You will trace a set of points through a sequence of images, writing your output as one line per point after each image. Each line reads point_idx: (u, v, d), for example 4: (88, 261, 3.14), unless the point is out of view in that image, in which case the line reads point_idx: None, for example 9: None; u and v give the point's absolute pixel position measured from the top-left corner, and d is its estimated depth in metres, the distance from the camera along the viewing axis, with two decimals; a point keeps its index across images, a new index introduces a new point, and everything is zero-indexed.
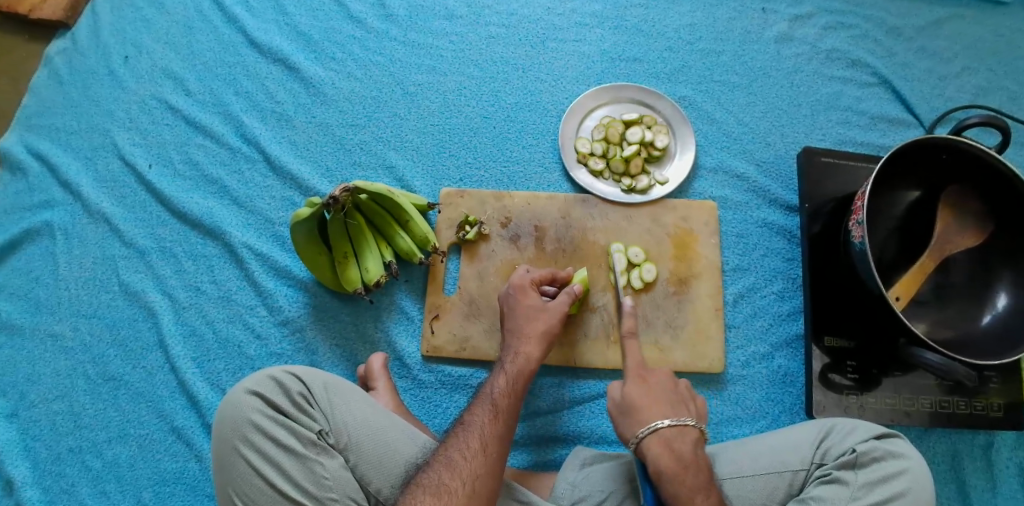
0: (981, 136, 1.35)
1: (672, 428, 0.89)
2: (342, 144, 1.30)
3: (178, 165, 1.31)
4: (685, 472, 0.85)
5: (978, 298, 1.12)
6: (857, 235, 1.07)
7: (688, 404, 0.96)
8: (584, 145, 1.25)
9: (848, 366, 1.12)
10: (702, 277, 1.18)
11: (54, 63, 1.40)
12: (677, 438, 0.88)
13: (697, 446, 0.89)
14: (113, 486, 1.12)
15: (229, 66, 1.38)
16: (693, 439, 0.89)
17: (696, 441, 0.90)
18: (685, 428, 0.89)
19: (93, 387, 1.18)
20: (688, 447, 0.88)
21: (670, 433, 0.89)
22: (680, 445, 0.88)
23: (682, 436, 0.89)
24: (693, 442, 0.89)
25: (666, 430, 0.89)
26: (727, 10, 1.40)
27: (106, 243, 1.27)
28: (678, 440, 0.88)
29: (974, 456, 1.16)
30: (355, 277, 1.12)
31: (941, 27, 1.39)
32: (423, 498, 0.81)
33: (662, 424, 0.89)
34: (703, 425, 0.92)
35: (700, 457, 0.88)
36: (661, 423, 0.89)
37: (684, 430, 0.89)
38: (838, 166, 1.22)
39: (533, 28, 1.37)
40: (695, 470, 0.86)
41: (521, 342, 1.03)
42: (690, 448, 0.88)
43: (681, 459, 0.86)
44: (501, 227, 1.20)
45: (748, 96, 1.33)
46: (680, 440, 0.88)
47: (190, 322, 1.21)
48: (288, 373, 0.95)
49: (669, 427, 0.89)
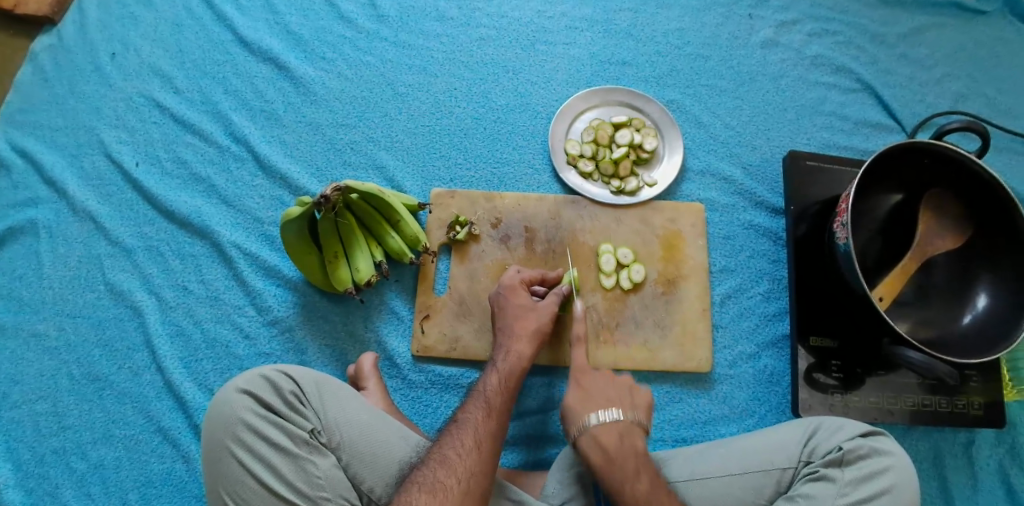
0: (961, 141, 1.38)
1: (601, 425, 0.92)
2: (333, 144, 1.30)
3: (166, 163, 1.30)
4: (612, 468, 0.89)
5: (958, 297, 1.14)
6: (842, 236, 1.09)
7: (626, 395, 0.98)
8: (573, 147, 1.26)
9: (833, 366, 1.14)
10: (690, 278, 1.20)
11: (40, 60, 1.39)
12: (604, 432, 0.92)
13: (626, 435, 0.92)
14: (97, 487, 1.11)
15: (218, 65, 1.37)
16: (623, 429, 0.93)
17: (627, 430, 0.93)
18: (613, 422, 0.93)
19: (77, 387, 1.17)
20: (614, 437, 0.92)
21: (597, 430, 0.92)
22: (606, 438, 0.92)
23: (610, 428, 0.92)
24: (622, 432, 0.93)
25: (595, 428, 0.92)
26: (714, 16, 1.42)
27: (92, 242, 1.26)
28: (606, 432, 0.92)
29: (954, 454, 1.19)
30: (346, 277, 1.12)
31: (922, 34, 1.43)
32: (419, 494, 0.81)
33: (592, 422, 0.93)
34: (634, 416, 0.94)
35: (628, 445, 0.91)
36: (590, 421, 0.93)
37: (611, 424, 0.93)
38: (822, 169, 1.24)
39: (523, 31, 1.38)
40: (621, 461, 0.89)
41: (512, 341, 1.03)
42: (617, 438, 0.92)
43: (606, 454, 0.90)
44: (491, 228, 1.21)
45: (734, 100, 1.35)
46: (606, 432, 0.92)
47: (177, 322, 1.20)
48: (279, 372, 0.94)
49: (598, 425, 0.93)
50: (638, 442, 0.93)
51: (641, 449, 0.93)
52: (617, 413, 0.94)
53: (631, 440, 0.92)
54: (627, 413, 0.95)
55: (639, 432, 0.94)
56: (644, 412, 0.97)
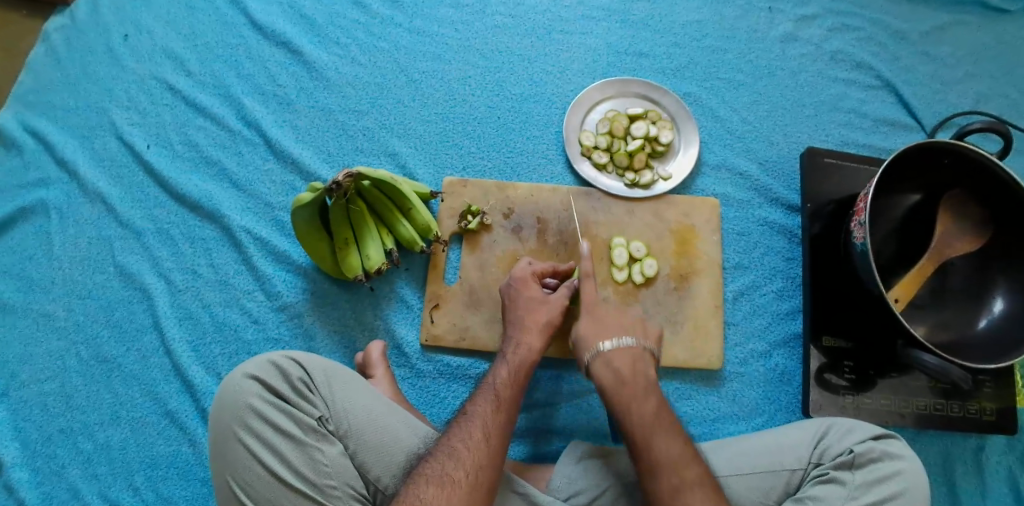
0: (982, 142, 1.36)
1: (614, 349, 0.96)
2: (345, 130, 1.29)
3: (177, 146, 1.30)
4: (622, 385, 0.94)
5: (975, 302, 1.13)
6: (859, 236, 1.08)
7: (638, 325, 1.01)
8: (588, 138, 1.25)
9: (846, 366, 1.13)
10: (703, 274, 1.19)
11: (52, 39, 1.38)
12: (617, 356, 0.96)
13: (637, 361, 0.96)
14: (104, 469, 1.11)
15: (231, 48, 1.36)
16: (635, 356, 0.97)
17: (639, 356, 0.97)
18: (626, 346, 0.97)
19: (86, 368, 1.17)
20: (627, 361, 0.96)
21: (609, 353, 0.97)
22: (618, 361, 0.96)
23: (623, 354, 0.96)
24: (634, 358, 0.97)
25: (608, 351, 0.97)
26: (734, 9, 1.39)
27: (103, 224, 1.25)
28: (618, 357, 0.96)
29: (964, 459, 1.17)
30: (356, 264, 1.11)
31: (944, 32, 1.40)
32: (426, 487, 0.80)
33: (604, 347, 0.97)
34: (648, 342, 0.99)
35: (639, 370, 0.96)
36: (603, 346, 0.97)
37: (625, 350, 0.97)
38: (840, 167, 1.22)
39: (539, 19, 1.37)
40: (631, 382, 0.94)
41: (522, 333, 1.02)
42: (629, 362, 0.96)
43: (616, 375, 0.95)
44: (503, 218, 1.19)
45: (752, 95, 1.33)
46: (620, 356, 0.96)
47: (186, 305, 1.19)
48: (288, 358, 0.94)
49: (611, 348, 0.97)
50: (648, 369, 0.97)
51: (650, 376, 0.97)
52: (630, 340, 0.98)
53: (643, 366, 0.96)
54: (640, 339, 0.99)
55: (650, 360, 0.98)
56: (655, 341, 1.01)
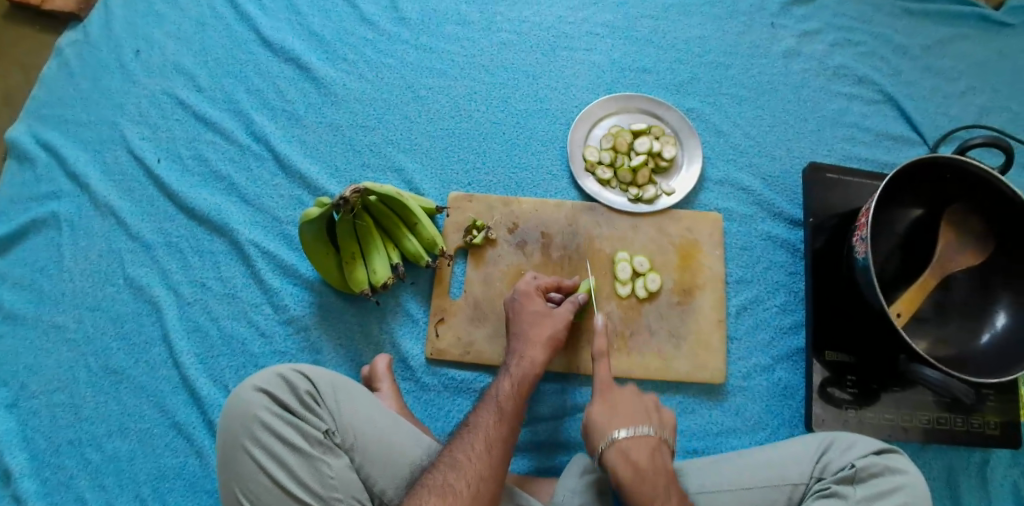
0: (984, 156, 1.36)
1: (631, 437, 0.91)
2: (352, 145, 1.30)
3: (186, 160, 1.32)
4: (644, 482, 0.87)
5: (977, 316, 1.13)
6: (861, 251, 1.08)
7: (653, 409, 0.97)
8: (592, 154, 1.26)
9: (848, 381, 1.13)
10: (706, 288, 1.19)
11: (65, 54, 1.41)
12: (635, 447, 0.90)
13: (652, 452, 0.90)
14: (111, 479, 1.13)
15: (240, 64, 1.38)
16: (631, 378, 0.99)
17: (657, 446, 0.91)
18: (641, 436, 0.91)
19: (95, 380, 1.19)
20: (646, 452, 0.90)
21: (626, 443, 0.90)
22: (636, 455, 0.90)
23: (640, 445, 0.90)
24: (653, 448, 0.91)
25: (624, 440, 0.91)
26: (737, 24, 1.41)
27: (113, 236, 1.27)
28: (636, 448, 0.90)
29: (968, 472, 1.18)
30: (362, 277, 1.12)
31: (946, 47, 1.41)
32: (429, 497, 0.82)
33: (619, 436, 0.91)
34: (666, 432, 0.93)
35: (659, 462, 0.90)
36: (619, 435, 0.91)
37: (641, 440, 0.91)
38: (843, 182, 1.23)
39: (545, 36, 1.38)
40: (652, 478, 0.88)
41: (526, 347, 1.04)
42: (648, 454, 0.90)
43: (636, 469, 0.88)
44: (508, 233, 1.21)
45: (755, 110, 1.35)
46: (638, 448, 0.90)
47: (194, 318, 1.21)
48: (295, 371, 0.95)
49: (627, 437, 0.91)
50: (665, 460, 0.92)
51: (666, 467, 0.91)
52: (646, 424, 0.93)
53: (662, 457, 0.91)
54: (656, 428, 0.93)
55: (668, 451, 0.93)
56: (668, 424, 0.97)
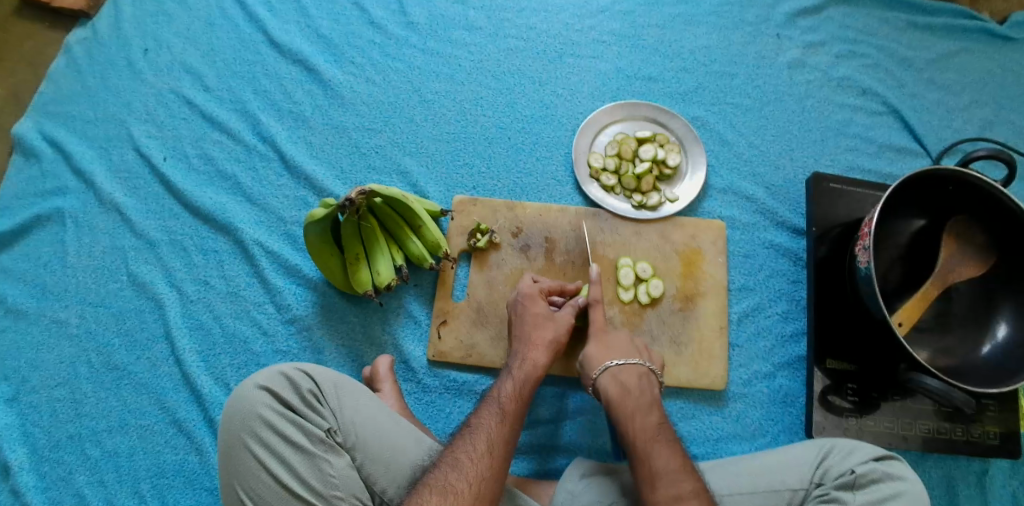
0: (987, 169, 1.37)
1: (623, 368, 0.99)
2: (357, 147, 1.31)
3: (192, 159, 1.33)
4: (629, 399, 0.96)
5: (979, 328, 1.14)
6: (864, 260, 1.09)
7: (640, 347, 1.06)
8: (596, 160, 1.26)
9: (849, 389, 1.13)
10: (708, 295, 1.20)
11: (73, 52, 1.42)
12: (625, 372, 0.99)
13: (642, 380, 0.99)
14: (111, 475, 1.13)
15: (248, 64, 1.39)
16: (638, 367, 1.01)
17: (645, 375, 1.00)
18: (630, 366, 0.99)
19: (96, 375, 1.19)
20: (635, 378, 0.99)
21: (617, 368, 0.99)
22: (625, 377, 0.99)
23: (630, 370, 0.99)
24: (642, 374, 1.00)
25: (615, 368, 0.99)
26: (742, 35, 1.42)
27: (118, 233, 1.28)
28: (626, 372, 0.99)
29: (968, 483, 1.18)
30: (366, 279, 1.12)
31: (950, 60, 1.42)
32: (431, 497, 0.82)
33: (611, 363, 1.00)
34: (654, 364, 1.02)
35: (646, 387, 0.98)
36: (611, 362, 1.00)
37: (631, 367, 1.00)
38: (846, 192, 1.23)
39: (551, 42, 1.39)
40: (638, 397, 0.96)
41: (528, 349, 1.04)
42: (636, 380, 0.99)
43: (624, 390, 0.97)
44: (512, 237, 1.21)
45: (759, 119, 1.35)
46: (628, 373, 0.99)
47: (197, 315, 1.22)
48: (298, 370, 0.96)
49: (619, 365, 1.00)
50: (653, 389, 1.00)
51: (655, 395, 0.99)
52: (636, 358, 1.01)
53: (649, 384, 0.99)
54: (646, 361, 1.03)
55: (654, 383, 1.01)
56: (658, 366, 1.05)
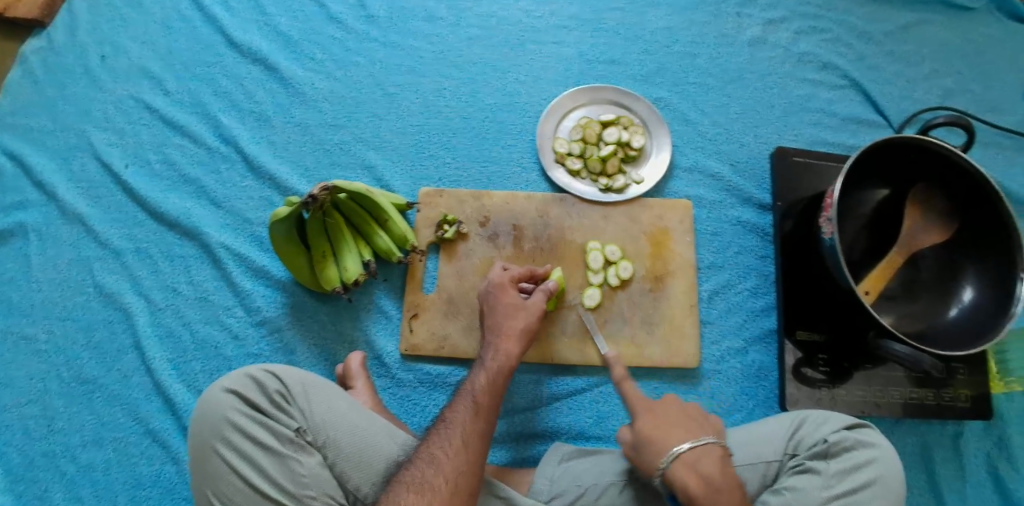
0: (949, 137, 1.39)
1: (699, 454, 0.88)
2: (321, 144, 1.30)
3: (155, 165, 1.31)
4: (718, 494, 0.85)
5: (945, 293, 1.15)
6: (828, 231, 1.10)
7: (699, 420, 0.95)
8: (561, 145, 1.26)
9: (820, 359, 1.14)
10: (677, 275, 1.20)
11: (28, 62, 1.39)
12: (703, 458, 0.88)
13: (722, 466, 0.88)
14: (87, 490, 1.11)
15: (207, 66, 1.37)
16: (693, 425, 0.93)
17: (721, 457, 0.90)
18: (705, 448, 0.89)
19: (67, 390, 1.17)
20: (714, 465, 0.88)
21: (693, 455, 0.88)
22: (706, 464, 0.88)
23: (707, 456, 0.88)
24: (719, 459, 0.89)
25: (687, 453, 0.88)
26: (703, 15, 1.42)
27: (82, 244, 1.26)
28: (703, 460, 0.88)
29: (943, 446, 1.20)
30: (333, 276, 1.12)
31: (909, 32, 1.43)
32: (407, 494, 0.82)
33: (683, 449, 0.88)
34: (724, 440, 0.92)
35: (729, 475, 0.88)
36: (683, 448, 0.89)
37: (707, 452, 0.89)
38: (809, 165, 1.24)
39: (512, 30, 1.39)
40: (726, 491, 0.85)
41: (500, 340, 1.03)
42: (716, 466, 0.88)
43: (709, 483, 0.86)
44: (479, 227, 1.21)
45: (722, 98, 1.36)
46: (706, 460, 0.88)
47: (166, 323, 1.20)
48: (265, 371, 0.94)
49: (691, 450, 0.89)
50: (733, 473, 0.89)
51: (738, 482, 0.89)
52: (707, 441, 0.91)
53: (730, 469, 0.89)
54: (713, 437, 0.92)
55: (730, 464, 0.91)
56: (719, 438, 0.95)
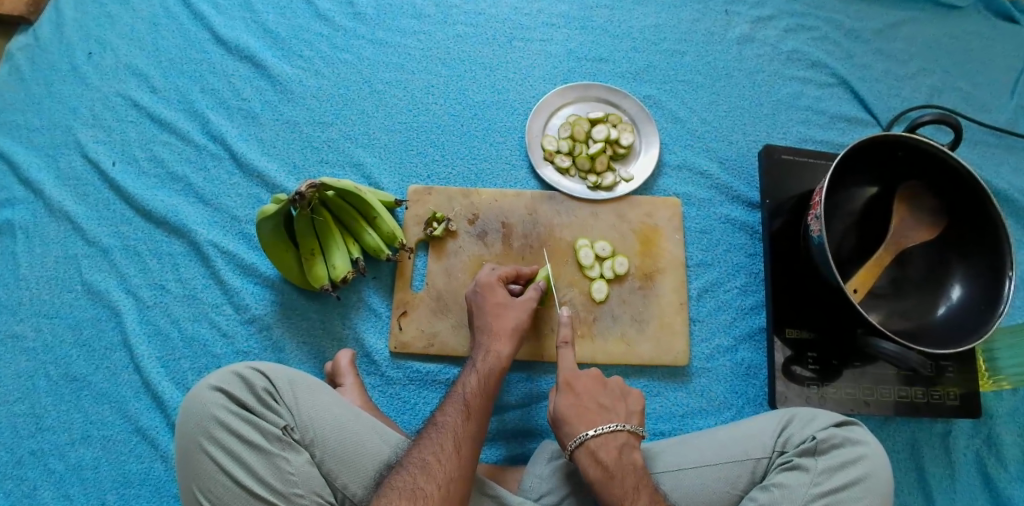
0: (937, 134, 1.39)
1: (602, 440, 0.91)
2: (309, 141, 1.30)
3: (142, 162, 1.30)
4: (612, 480, 0.88)
5: (933, 291, 1.15)
6: (816, 229, 1.10)
7: (616, 403, 0.97)
8: (550, 143, 1.27)
9: (810, 357, 1.15)
10: (666, 272, 1.21)
11: (15, 59, 1.38)
12: (605, 446, 0.91)
13: (624, 451, 0.91)
14: (76, 489, 1.11)
15: (194, 63, 1.37)
16: (602, 404, 0.96)
17: (625, 443, 0.92)
18: (610, 435, 0.91)
19: (55, 388, 1.17)
20: (613, 452, 0.91)
21: (595, 443, 0.91)
22: (605, 453, 0.90)
23: (608, 444, 0.91)
24: (622, 446, 0.92)
25: (591, 441, 0.91)
26: (691, 12, 1.43)
27: (69, 242, 1.25)
28: (604, 448, 0.91)
29: (931, 444, 1.20)
30: (322, 274, 1.12)
31: (897, 29, 1.44)
32: (398, 500, 0.81)
33: (589, 436, 0.91)
34: (630, 425, 0.94)
35: (626, 460, 0.91)
36: (588, 434, 0.91)
37: (610, 437, 0.91)
38: (797, 163, 1.25)
39: (500, 28, 1.39)
40: (621, 476, 0.88)
41: (491, 340, 1.03)
42: (616, 451, 0.91)
43: (605, 470, 0.89)
44: (469, 224, 1.21)
45: (711, 96, 1.36)
46: (606, 447, 0.91)
47: (154, 321, 1.20)
48: (253, 369, 0.93)
49: (595, 437, 0.91)
50: (637, 457, 0.92)
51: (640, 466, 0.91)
52: (613, 426, 0.93)
53: (630, 452, 0.92)
54: (624, 422, 0.94)
55: (636, 447, 0.93)
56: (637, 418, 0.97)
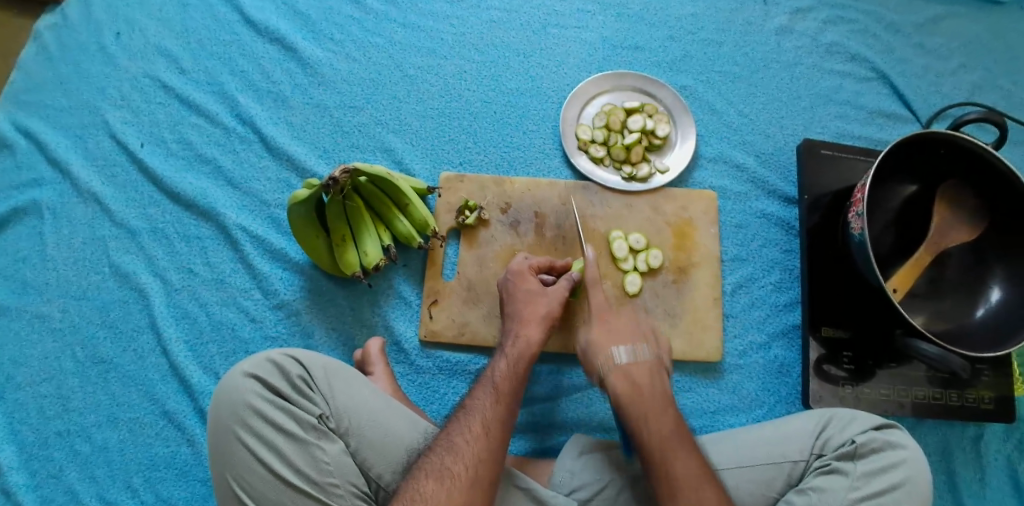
0: (977, 132, 1.36)
1: (632, 362, 0.94)
2: (340, 126, 1.28)
3: (171, 144, 1.29)
4: (640, 399, 0.91)
5: (972, 292, 1.13)
6: (857, 227, 1.07)
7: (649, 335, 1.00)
8: (585, 133, 1.25)
9: (844, 357, 1.13)
10: (701, 266, 1.19)
11: (43, 38, 1.36)
12: (635, 368, 0.94)
13: (654, 376, 0.94)
14: (102, 471, 1.10)
15: (224, 45, 1.35)
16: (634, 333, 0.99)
17: (655, 370, 0.95)
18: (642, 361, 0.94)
19: (82, 369, 1.16)
20: (646, 375, 0.94)
21: (627, 365, 0.94)
22: (636, 372, 0.94)
23: (640, 365, 0.94)
24: (652, 372, 0.95)
25: (625, 364, 0.94)
26: (729, 2, 1.40)
27: (96, 223, 1.24)
28: (636, 368, 0.94)
29: (963, 447, 1.18)
30: (354, 260, 1.10)
31: (938, 24, 1.40)
32: (426, 481, 0.80)
33: (621, 358, 0.95)
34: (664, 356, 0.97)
35: (657, 387, 0.93)
36: (620, 356, 0.95)
37: (642, 367, 0.94)
38: (836, 158, 1.22)
39: (535, 13, 1.36)
40: (649, 398, 0.91)
41: (521, 326, 1.01)
42: (648, 377, 0.94)
43: (635, 387, 0.92)
44: (501, 213, 1.19)
45: (748, 88, 1.34)
46: (639, 370, 0.94)
47: (182, 305, 1.19)
48: (287, 357, 0.92)
49: (628, 360, 0.95)
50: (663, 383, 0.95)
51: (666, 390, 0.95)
52: (646, 351, 0.96)
53: (660, 381, 0.94)
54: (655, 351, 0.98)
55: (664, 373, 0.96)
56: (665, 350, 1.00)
